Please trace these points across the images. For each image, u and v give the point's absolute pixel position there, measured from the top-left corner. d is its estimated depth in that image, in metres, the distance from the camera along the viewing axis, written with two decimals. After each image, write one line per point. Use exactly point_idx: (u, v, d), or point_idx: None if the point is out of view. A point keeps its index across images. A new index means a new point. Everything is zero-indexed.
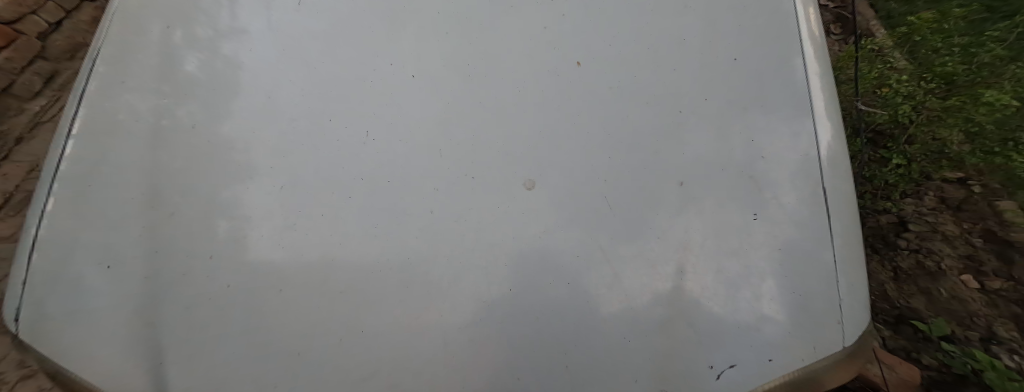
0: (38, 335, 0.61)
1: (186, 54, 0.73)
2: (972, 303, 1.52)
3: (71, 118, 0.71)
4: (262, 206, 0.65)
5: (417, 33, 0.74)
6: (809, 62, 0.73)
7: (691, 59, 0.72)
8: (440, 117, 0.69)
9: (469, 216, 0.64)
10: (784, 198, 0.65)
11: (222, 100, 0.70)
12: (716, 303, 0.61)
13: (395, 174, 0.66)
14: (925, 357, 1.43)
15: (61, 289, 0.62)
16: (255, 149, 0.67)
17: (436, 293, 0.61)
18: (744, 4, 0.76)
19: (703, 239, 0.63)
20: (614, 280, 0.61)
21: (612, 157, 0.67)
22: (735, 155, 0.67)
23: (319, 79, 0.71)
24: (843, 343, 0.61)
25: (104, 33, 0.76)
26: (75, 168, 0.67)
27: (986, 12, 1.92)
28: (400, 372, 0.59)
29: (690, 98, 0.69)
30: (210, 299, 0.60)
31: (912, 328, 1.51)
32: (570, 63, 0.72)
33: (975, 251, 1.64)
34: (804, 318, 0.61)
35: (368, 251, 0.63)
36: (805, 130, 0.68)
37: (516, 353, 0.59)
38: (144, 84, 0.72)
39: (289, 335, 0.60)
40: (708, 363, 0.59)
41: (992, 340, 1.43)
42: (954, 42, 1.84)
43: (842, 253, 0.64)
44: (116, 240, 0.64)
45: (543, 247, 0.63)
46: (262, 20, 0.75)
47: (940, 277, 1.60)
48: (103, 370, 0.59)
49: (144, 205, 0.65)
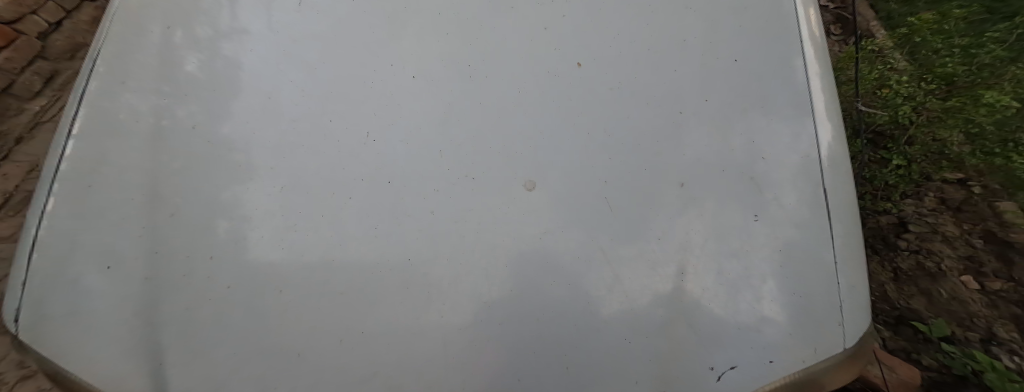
0: (38, 336, 0.61)
1: (186, 55, 0.73)
2: (972, 304, 1.52)
3: (71, 117, 0.71)
4: (262, 207, 0.65)
5: (417, 34, 0.74)
6: (809, 63, 0.73)
7: (692, 60, 0.72)
8: (440, 118, 0.69)
9: (469, 216, 0.64)
10: (784, 199, 0.65)
11: (222, 100, 0.70)
12: (717, 304, 0.61)
13: (396, 175, 0.66)
14: (926, 358, 1.44)
15: (62, 289, 0.62)
16: (256, 150, 0.67)
17: (436, 294, 0.61)
18: (744, 5, 0.76)
19: (703, 240, 0.63)
20: (614, 281, 0.61)
21: (612, 158, 0.67)
22: (735, 157, 0.67)
23: (319, 80, 0.71)
24: (844, 345, 0.61)
25: (104, 33, 0.76)
26: (75, 168, 0.67)
27: (986, 13, 1.92)
28: (400, 374, 0.59)
29: (690, 99, 0.69)
30: (211, 299, 0.60)
31: (913, 329, 1.52)
32: (570, 63, 0.72)
33: (975, 252, 1.63)
34: (805, 320, 0.61)
35: (368, 252, 0.63)
36: (805, 131, 0.68)
37: (517, 354, 0.59)
38: (144, 84, 0.72)
39: (289, 337, 0.60)
40: (709, 365, 0.59)
41: (992, 341, 1.43)
42: (954, 43, 1.85)
43: (842, 254, 0.64)
44: (116, 241, 0.63)
45: (543, 248, 0.63)
46: (262, 20, 0.74)
47: (940, 278, 1.60)
48: (104, 371, 0.59)
49: (144, 206, 0.65)
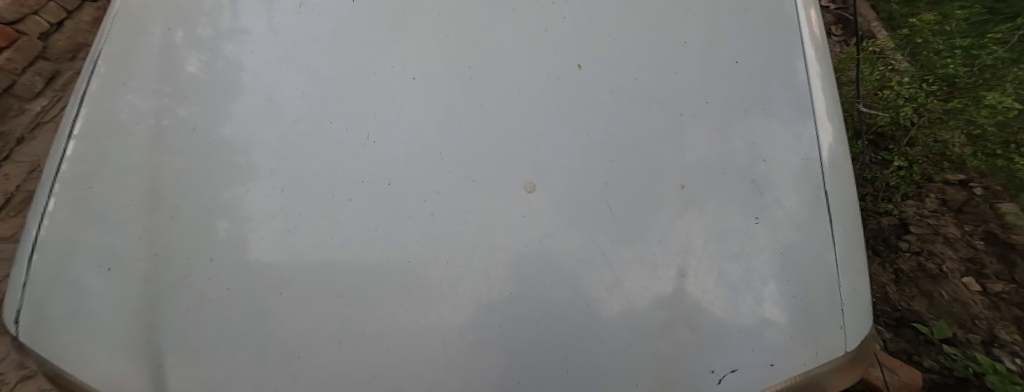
0: (38, 337, 0.61)
1: (186, 55, 0.73)
2: (974, 306, 1.51)
3: (72, 118, 0.71)
4: (261, 209, 0.65)
5: (418, 35, 0.73)
6: (810, 65, 0.73)
7: (692, 62, 0.72)
8: (440, 120, 0.69)
9: (469, 218, 0.64)
10: (785, 201, 0.65)
11: (222, 101, 0.70)
12: (718, 307, 0.61)
13: (396, 177, 0.66)
14: (927, 360, 1.43)
15: (62, 291, 0.62)
16: (256, 151, 0.67)
17: (437, 297, 0.61)
18: (745, 7, 0.75)
19: (704, 243, 0.63)
20: (615, 283, 0.61)
21: (613, 160, 0.66)
22: (737, 159, 0.66)
23: (319, 81, 0.71)
24: (845, 348, 0.61)
25: (104, 34, 0.76)
26: (75, 169, 0.67)
27: (988, 14, 1.93)
28: (400, 376, 0.59)
29: (690, 101, 0.69)
30: (210, 301, 0.60)
31: (914, 330, 1.51)
32: (570, 65, 0.72)
33: (977, 254, 1.63)
34: (806, 323, 0.61)
35: (368, 254, 0.63)
36: (806, 133, 0.68)
37: (518, 357, 0.59)
38: (145, 84, 0.72)
39: (289, 339, 0.60)
40: (709, 368, 0.59)
41: (994, 344, 1.42)
42: (955, 44, 1.81)
43: (844, 257, 0.64)
44: (116, 242, 0.63)
45: (544, 251, 0.63)
46: (262, 21, 0.74)
47: (942, 280, 1.59)
48: (103, 372, 0.59)
49: (145, 207, 0.65)
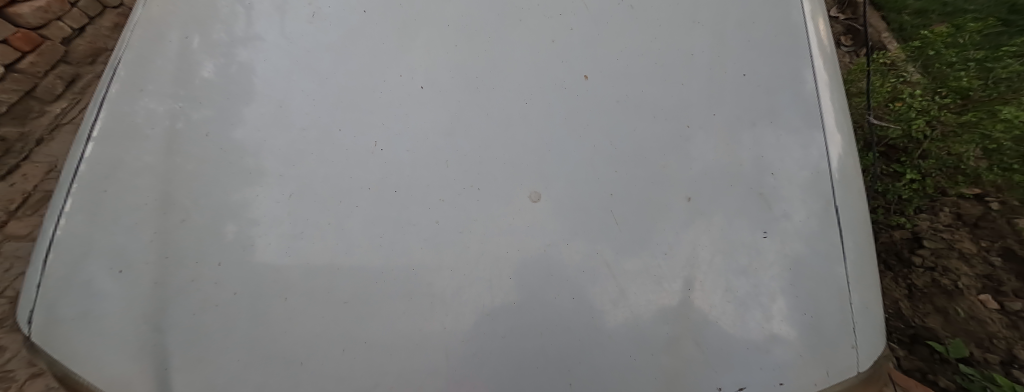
0: (49, 337, 0.62)
1: (203, 61, 0.75)
2: (992, 325, 1.48)
3: (92, 120, 0.73)
4: (267, 214, 0.65)
5: (427, 45, 0.74)
6: (817, 78, 0.72)
7: (699, 73, 0.72)
8: (446, 128, 0.69)
9: (474, 226, 0.64)
10: (794, 215, 0.64)
11: (236, 107, 0.71)
12: (725, 321, 0.60)
13: (401, 184, 0.66)
14: (943, 379, 1.46)
15: (76, 292, 0.63)
16: (266, 157, 0.68)
17: (439, 305, 0.61)
18: (754, 19, 0.75)
19: (710, 255, 0.62)
20: (619, 296, 0.61)
21: (618, 171, 0.66)
22: (744, 171, 0.66)
23: (328, 89, 0.71)
24: (856, 367, 0.60)
25: (126, 41, 0.78)
26: (92, 171, 0.68)
27: (1001, 26, 1.90)
28: (402, 385, 0.59)
29: (698, 113, 0.69)
30: (217, 306, 0.61)
31: (928, 348, 1.53)
32: (577, 75, 0.73)
33: (994, 271, 1.57)
34: (816, 341, 0.60)
35: (371, 262, 0.63)
36: (815, 146, 0.68)
37: (520, 369, 0.59)
38: (162, 88, 0.74)
39: (293, 345, 0.60)
40: (716, 385, 0.59)
41: (1013, 364, 1.40)
42: (970, 56, 1.71)
43: (854, 272, 0.63)
44: (128, 244, 0.64)
45: (547, 260, 0.62)
46: (275, 29, 0.76)
47: (957, 297, 1.57)
48: (108, 373, 0.59)
49: (157, 210, 0.66)
